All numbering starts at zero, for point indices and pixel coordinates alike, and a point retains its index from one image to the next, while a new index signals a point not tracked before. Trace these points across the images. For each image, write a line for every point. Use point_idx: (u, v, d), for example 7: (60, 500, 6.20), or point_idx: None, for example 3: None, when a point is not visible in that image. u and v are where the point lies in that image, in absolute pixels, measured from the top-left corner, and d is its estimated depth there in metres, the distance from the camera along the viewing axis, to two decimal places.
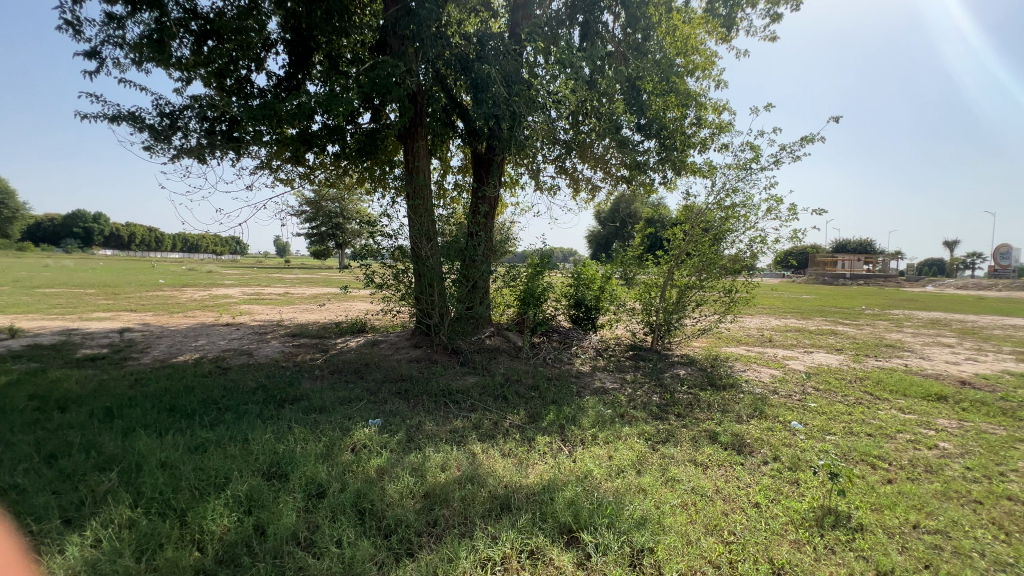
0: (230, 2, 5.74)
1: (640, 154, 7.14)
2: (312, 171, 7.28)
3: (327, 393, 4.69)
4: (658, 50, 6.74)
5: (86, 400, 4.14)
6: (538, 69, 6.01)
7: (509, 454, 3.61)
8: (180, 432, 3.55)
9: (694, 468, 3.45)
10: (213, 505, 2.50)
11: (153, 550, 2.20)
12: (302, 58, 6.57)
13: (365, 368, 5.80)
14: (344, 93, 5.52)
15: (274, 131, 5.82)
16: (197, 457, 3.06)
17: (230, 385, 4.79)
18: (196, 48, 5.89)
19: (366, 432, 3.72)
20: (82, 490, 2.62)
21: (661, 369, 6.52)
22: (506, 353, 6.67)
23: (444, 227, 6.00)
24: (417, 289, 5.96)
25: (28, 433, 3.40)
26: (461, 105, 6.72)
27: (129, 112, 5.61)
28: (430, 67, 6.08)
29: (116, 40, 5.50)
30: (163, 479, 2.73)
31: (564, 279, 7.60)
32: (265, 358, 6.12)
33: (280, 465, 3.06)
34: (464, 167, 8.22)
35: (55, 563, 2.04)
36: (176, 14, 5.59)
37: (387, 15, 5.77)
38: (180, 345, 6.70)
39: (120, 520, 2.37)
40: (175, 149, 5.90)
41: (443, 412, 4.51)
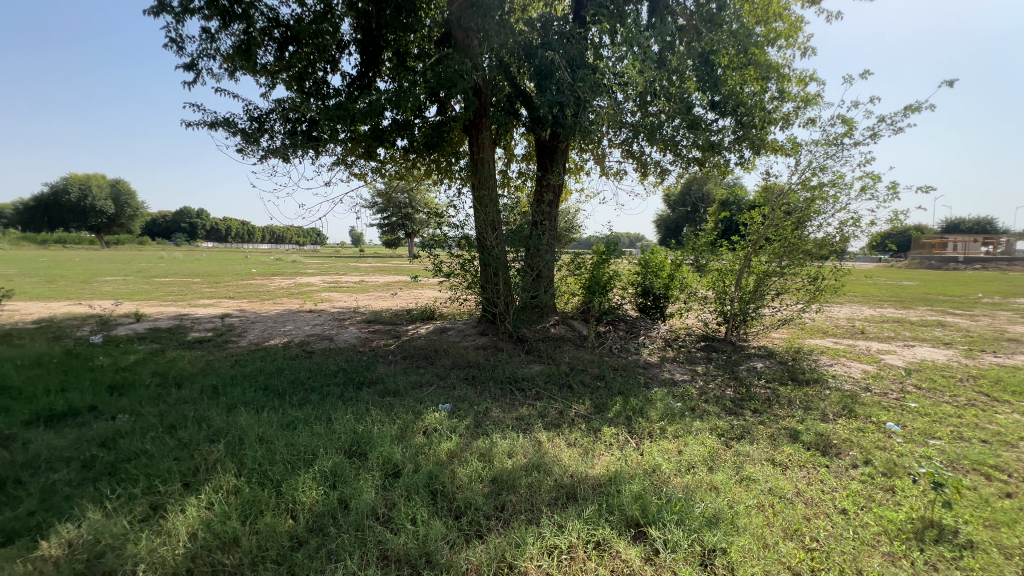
0: (307, 8, 6.12)
1: (713, 133, 6.75)
2: (383, 166, 7.61)
3: (400, 378, 4.95)
4: (735, 20, 6.39)
5: (196, 379, 4.69)
6: (604, 50, 5.85)
7: (574, 443, 3.62)
8: (273, 409, 3.93)
9: (772, 468, 3.27)
10: (303, 478, 2.75)
11: (255, 515, 2.47)
12: (372, 57, 6.84)
13: (434, 354, 6.04)
14: (412, 90, 5.69)
15: (348, 129, 6.13)
16: (288, 434, 3.37)
17: (314, 367, 5.20)
18: (278, 55, 6.33)
19: (436, 416, 3.89)
20: (196, 458, 2.99)
21: (735, 361, 6.17)
22: (572, 342, 6.65)
23: (508, 216, 6.05)
24: (483, 278, 6.08)
25: (153, 406, 3.92)
26: (525, 93, 6.68)
27: (224, 117, 6.16)
28: (495, 57, 6.09)
29: (212, 52, 6.03)
30: (261, 452, 3.04)
31: (631, 266, 7.42)
32: (344, 344, 6.57)
33: (359, 444, 3.29)
34: (528, 155, 8.20)
35: (178, 521, 2.36)
36: (261, 23, 6.03)
37: (452, 9, 5.85)
38: (271, 330, 7.35)
39: (228, 487, 2.68)
40: (263, 151, 6.41)
41: (509, 399, 4.61)
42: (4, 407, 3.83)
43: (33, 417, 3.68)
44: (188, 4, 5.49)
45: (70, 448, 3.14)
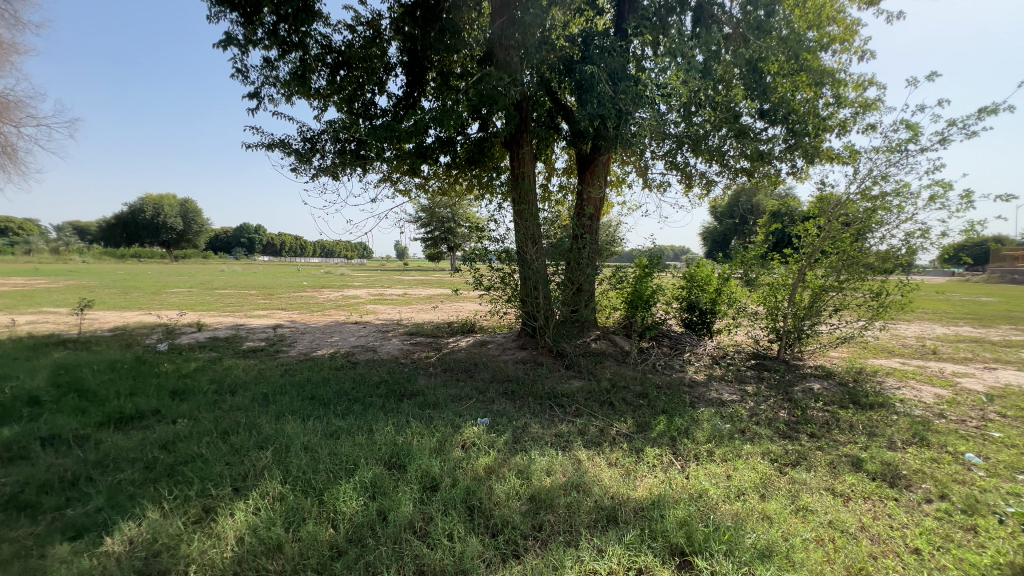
0: (358, 34, 6.58)
1: (763, 142, 6.50)
2: (427, 182, 7.80)
3: (439, 390, 4.99)
4: (785, 25, 6.17)
5: (249, 386, 4.92)
6: (646, 62, 5.79)
7: (616, 463, 3.51)
8: (318, 418, 4.05)
9: (832, 498, 3.03)
10: (345, 488, 2.80)
11: (298, 522, 2.53)
12: (418, 77, 7.07)
13: (474, 367, 6.06)
14: (455, 108, 5.81)
15: (394, 147, 6.34)
16: (331, 443, 3.45)
17: (358, 378, 5.34)
18: (331, 79, 6.68)
19: (475, 430, 3.89)
20: (246, 463, 3.12)
21: (789, 382, 5.81)
22: (613, 358, 6.51)
23: (549, 230, 6.03)
24: (523, 291, 6.08)
25: (209, 411, 4.13)
26: (565, 107, 6.70)
27: (280, 139, 6.54)
28: (537, 73, 6.13)
29: (271, 79, 6.44)
30: (305, 460, 3.13)
31: (676, 280, 7.20)
32: (387, 355, 6.72)
33: (399, 456, 3.32)
34: (568, 169, 8.19)
35: (228, 525, 2.45)
36: (316, 50, 6.40)
37: (494, 27, 5.95)
38: (319, 340, 7.64)
39: (274, 493, 2.77)
40: (315, 170, 6.73)
41: (548, 415, 4.54)
42: (81, 409, 4.15)
43: (105, 418, 3.97)
44: (251, 36, 5.91)
45: (135, 449, 3.36)
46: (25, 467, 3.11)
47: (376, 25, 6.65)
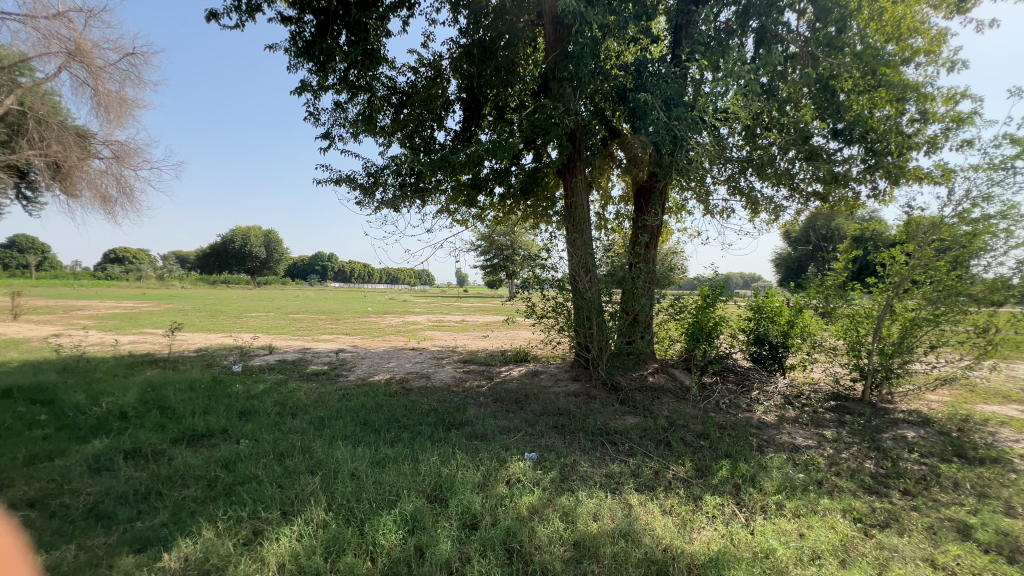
0: (420, 75, 6.96)
1: (838, 163, 6.02)
2: (483, 212, 7.96)
3: (488, 421, 4.93)
4: (859, 40, 5.77)
5: (309, 410, 5.13)
6: (705, 86, 5.63)
7: (670, 511, 3.24)
8: (368, 445, 4.12)
9: (931, 571, 2.59)
10: (385, 520, 2.79)
11: (338, 552, 2.54)
12: (474, 113, 7.33)
13: (524, 398, 5.95)
14: (509, 140, 5.91)
15: (450, 179, 6.56)
16: (377, 471, 3.49)
17: (409, 405, 5.41)
18: (395, 117, 7.10)
19: (521, 465, 3.77)
20: (296, 487, 3.21)
21: (877, 428, 5.17)
22: (672, 394, 6.15)
23: (603, 258, 5.90)
24: (576, 321, 5.96)
25: (269, 433, 4.34)
26: (620, 135, 6.63)
27: (347, 175, 6.98)
28: (590, 102, 6.15)
29: (341, 120, 6.94)
30: (351, 488, 3.17)
31: (741, 311, 6.75)
32: (439, 383, 6.79)
33: (442, 489, 3.28)
34: (625, 196, 8.05)
35: (272, 550, 2.50)
36: (382, 92, 6.84)
37: (548, 61, 6.08)
38: (376, 366, 7.89)
39: (317, 520, 2.81)
40: (377, 203, 7.10)
41: (599, 453, 4.32)
42: (161, 425, 4.52)
43: (181, 435, 4.29)
44: (324, 82, 6.43)
45: (200, 467, 3.58)
46: (108, 478, 3.41)
47: (437, 66, 7.02)
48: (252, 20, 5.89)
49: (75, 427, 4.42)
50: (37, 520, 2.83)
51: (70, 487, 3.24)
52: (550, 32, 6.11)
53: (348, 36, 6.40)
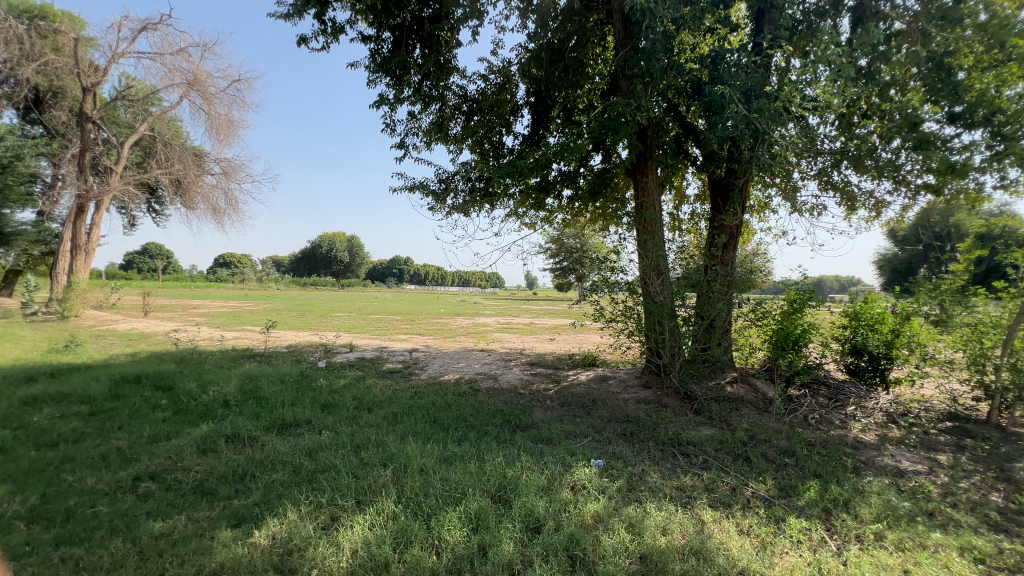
0: (490, 81, 7.09)
1: (955, 152, 5.28)
2: (551, 215, 7.93)
3: (554, 425, 4.90)
4: (983, 10, 5.03)
5: (383, 405, 5.41)
6: (791, 74, 5.20)
7: (748, 532, 3.01)
8: (437, 442, 4.27)
9: None
10: (451, 517, 2.86)
11: (407, 544, 2.65)
12: (542, 116, 7.32)
13: (592, 403, 5.84)
14: (577, 142, 5.81)
15: (518, 183, 6.59)
16: (444, 468, 3.59)
17: (477, 406, 5.52)
18: (465, 124, 7.30)
19: (587, 471, 3.70)
20: (369, 479, 3.39)
21: (1007, 456, 4.45)
22: (753, 405, 5.73)
23: (677, 260, 5.63)
24: (647, 325, 5.74)
25: (348, 426, 4.63)
26: (695, 131, 6.30)
27: (420, 181, 7.28)
28: (662, 98, 5.90)
29: (415, 129, 7.26)
30: (419, 483, 3.29)
31: (835, 318, 6.12)
32: (507, 384, 6.87)
33: (506, 490, 3.30)
34: (701, 195, 7.65)
35: (347, 536, 2.66)
36: (453, 100, 7.06)
37: (618, 59, 5.95)
38: (447, 365, 8.17)
39: (388, 512, 2.94)
40: (448, 208, 7.35)
41: (670, 464, 4.13)
42: (257, 413, 5.00)
43: (272, 423, 4.70)
44: (400, 95, 6.76)
45: (287, 454, 3.89)
46: (212, 458, 3.82)
47: (505, 72, 7.11)
48: (336, 41, 6.35)
49: (188, 411, 5.02)
50: (155, 491, 3.25)
51: (182, 464, 3.68)
52: (620, 29, 5.99)
53: (422, 49, 6.67)
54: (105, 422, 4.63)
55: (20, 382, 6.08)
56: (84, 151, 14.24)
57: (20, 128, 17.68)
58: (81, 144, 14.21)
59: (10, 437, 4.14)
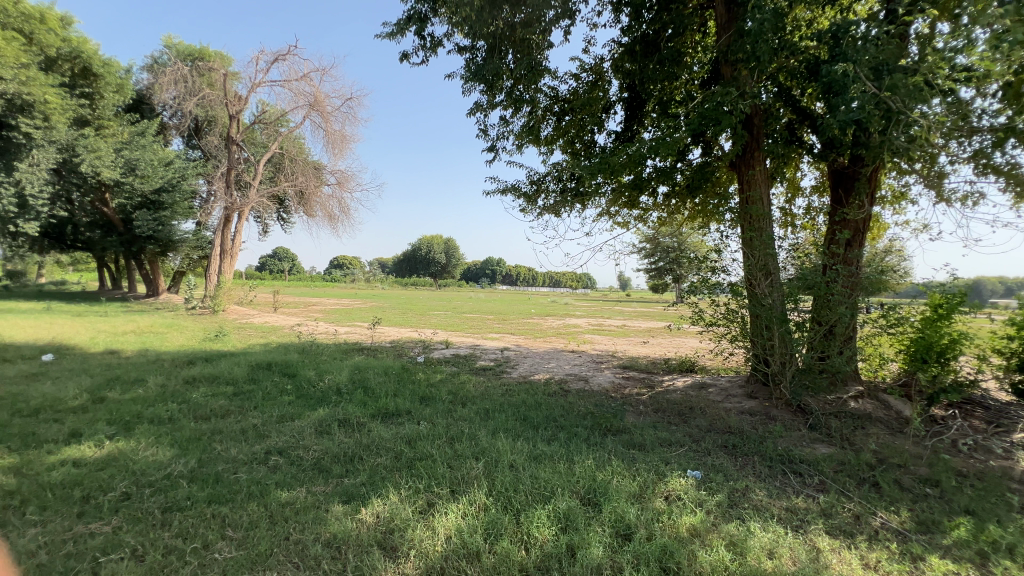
0: (582, 80, 7.03)
1: None
2: (646, 214, 7.62)
3: (647, 431, 4.71)
4: None
5: (476, 401, 5.62)
6: (936, 41, 4.47)
7: (874, 566, 2.64)
8: (527, 440, 4.32)
9: None
10: (540, 514, 2.88)
11: (497, 536, 2.72)
12: (636, 112, 7.07)
13: (689, 411, 5.52)
14: (674, 135, 5.48)
15: (610, 181, 6.41)
16: (534, 466, 3.64)
17: (567, 407, 5.50)
18: (557, 125, 7.31)
19: (683, 482, 3.51)
20: (463, 470, 3.54)
21: None
22: (884, 424, 5.01)
23: (790, 259, 5.10)
24: (752, 330, 5.30)
25: (443, 418, 4.89)
26: (811, 116, 5.68)
27: (512, 184, 7.43)
28: (772, 82, 5.40)
29: (507, 133, 7.42)
30: (509, 478, 3.36)
31: (997, 328, 5.16)
32: (597, 387, 6.75)
33: (596, 493, 3.25)
34: (818, 187, 6.88)
35: (442, 522, 2.80)
36: (545, 101, 7.11)
37: (720, 45, 5.57)
38: (537, 365, 8.26)
39: (479, 504, 3.04)
40: (539, 209, 7.41)
41: (779, 482, 3.76)
42: (365, 401, 5.46)
43: (377, 411, 5.11)
44: (492, 101, 6.97)
45: (390, 440, 4.21)
46: (327, 440, 4.26)
47: (597, 69, 7.01)
48: (434, 55, 6.72)
49: (308, 396, 5.65)
50: (282, 465, 3.70)
51: (303, 443, 4.15)
52: (723, 12, 5.61)
53: (514, 54, 6.82)
54: (244, 401, 5.38)
55: (183, 365, 7.29)
56: (231, 169, 16.68)
57: (185, 153, 21.17)
58: (228, 163, 16.62)
59: (176, 410, 4.98)
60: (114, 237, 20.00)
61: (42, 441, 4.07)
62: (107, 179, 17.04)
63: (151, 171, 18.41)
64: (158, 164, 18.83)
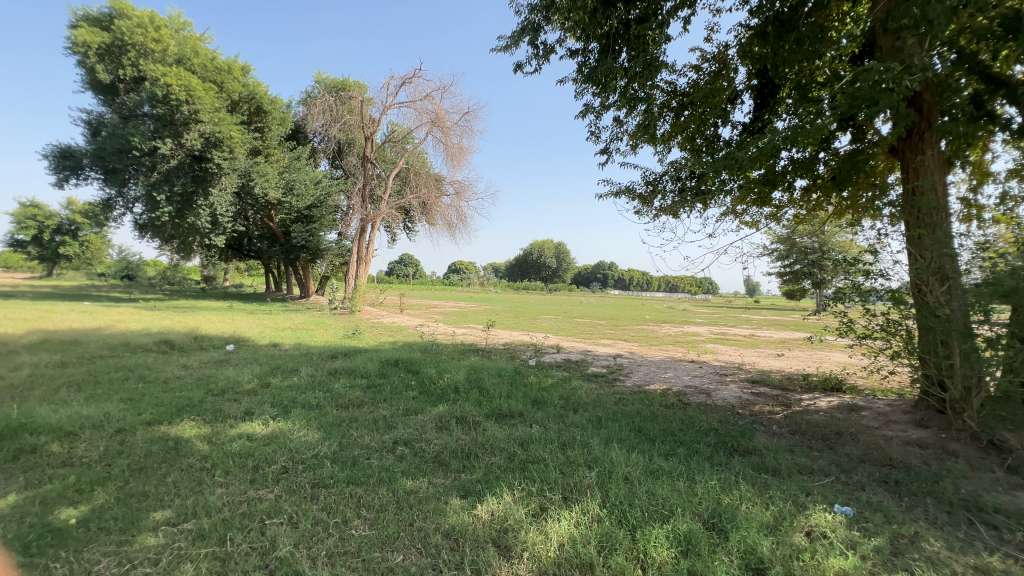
0: (703, 71, 6.56)
1: None
2: (780, 211, 6.84)
3: (784, 455, 4.20)
4: None
5: (588, 408, 5.53)
6: None
7: None
8: (643, 452, 4.13)
9: None
10: (658, 533, 2.72)
11: (611, 549, 2.63)
12: (767, 100, 6.46)
13: (836, 437, 4.80)
14: (815, 121, 4.81)
15: (736, 177, 5.86)
16: (651, 481, 3.45)
17: (687, 421, 5.14)
18: (674, 121, 6.93)
19: (829, 517, 3.05)
20: (576, 477, 3.50)
21: None
22: None
23: (974, 261, 4.03)
24: (921, 346, 4.48)
25: (555, 423, 4.90)
26: (1009, 83, 4.44)
27: (627, 186, 7.21)
28: (949, 47, 4.52)
29: (621, 134, 7.21)
30: (624, 491, 3.25)
31: None
32: (721, 401, 6.21)
33: (722, 519, 2.97)
34: (1017, 170, 5.55)
35: (555, 529, 2.78)
36: (662, 98, 6.76)
37: (876, 14, 4.80)
38: (653, 374, 7.87)
39: (593, 514, 2.98)
40: (655, 210, 7.09)
41: (962, 533, 3.08)
42: (480, 401, 5.69)
43: (491, 411, 5.30)
44: (606, 102, 6.84)
45: (504, 441, 4.33)
46: (447, 435, 4.52)
47: (721, 57, 6.47)
48: (546, 62, 6.80)
49: (429, 393, 6.06)
50: (407, 455, 4.01)
51: (426, 436, 4.46)
52: None
53: (628, 52, 6.58)
54: (376, 394, 5.95)
55: (328, 358, 8.34)
56: (366, 185, 18.74)
57: (331, 173, 24.26)
58: (364, 180, 18.67)
59: (323, 397, 5.70)
60: (277, 248, 23.67)
61: (226, 416, 4.95)
62: (273, 198, 20.23)
63: (305, 190, 21.44)
64: (310, 184, 21.84)
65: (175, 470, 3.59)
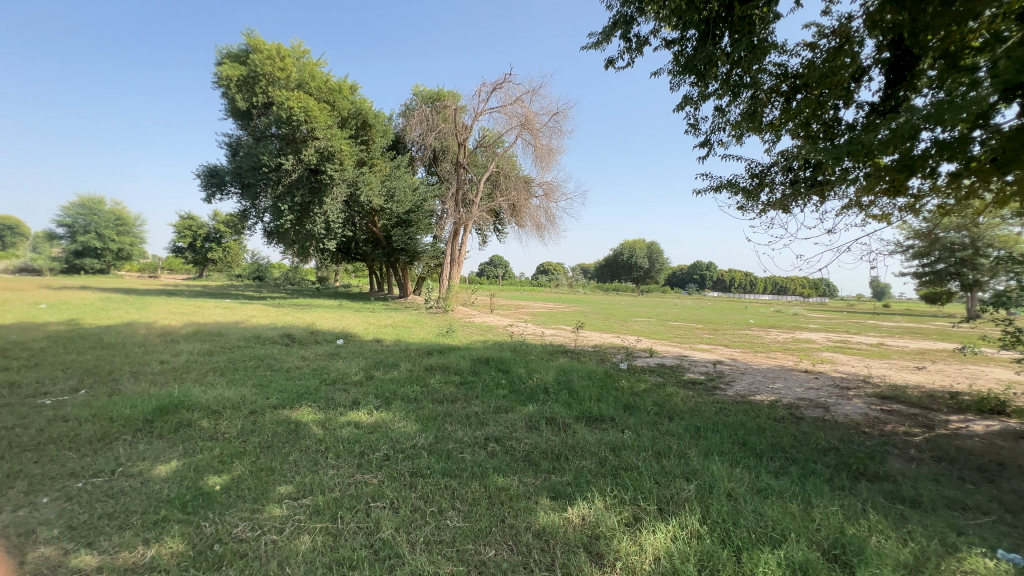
0: (821, 49, 5.87)
1: None
2: (919, 201, 5.90)
3: (926, 485, 3.61)
4: None
5: (685, 416, 5.22)
6: None
7: None
8: (749, 468, 3.80)
9: None
10: (768, 558, 2.48)
11: (713, 570, 2.45)
12: (902, 74, 5.62)
13: (998, 468, 4.02)
14: (969, 94, 4.04)
15: (861, 164, 5.15)
16: (758, 500, 3.16)
17: (801, 437, 4.63)
18: (785, 106, 6.30)
19: (989, 564, 2.56)
20: (672, 488, 3.32)
21: None
22: None
23: None
24: None
25: (650, 430, 4.69)
26: None
27: (729, 179, 6.69)
28: None
29: (722, 124, 6.72)
30: (726, 509, 3.01)
31: None
32: (843, 417, 5.52)
33: (846, 552, 2.63)
34: None
35: (650, 541, 2.65)
36: (770, 82, 6.17)
37: None
38: (759, 383, 7.22)
39: (691, 529, 2.79)
40: (762, 205, 6.50)
41: None
42: (570, 403, 5.63)
43: (581, 414, 5.21)
44: (705, 91, 6.42)
45: (595, 445, 4.23)
46: (537, 435, 4.53)
47: (844, 31, 5.73)
48: (639, 55, 6.56)
49: (520, 392, 6.13)
50: (499, 451, 4.09)
51: (516, 434, 4.52)
52: None
53: (731, 36, 6.07)
54: (469, 390, 6.17)
55: (424, 354, 8.82)
56: (459, 190, 19.57)
57: (427, 180, 25.66)
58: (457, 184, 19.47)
59: (420, 391, 6.02)
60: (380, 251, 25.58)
61: (337, 404, 5.44)
62: (377, 205, 21.89)
63: (404, 196, 22.92)
64: (409, 190, 23.29)
65: (296, 450, 4.01)
